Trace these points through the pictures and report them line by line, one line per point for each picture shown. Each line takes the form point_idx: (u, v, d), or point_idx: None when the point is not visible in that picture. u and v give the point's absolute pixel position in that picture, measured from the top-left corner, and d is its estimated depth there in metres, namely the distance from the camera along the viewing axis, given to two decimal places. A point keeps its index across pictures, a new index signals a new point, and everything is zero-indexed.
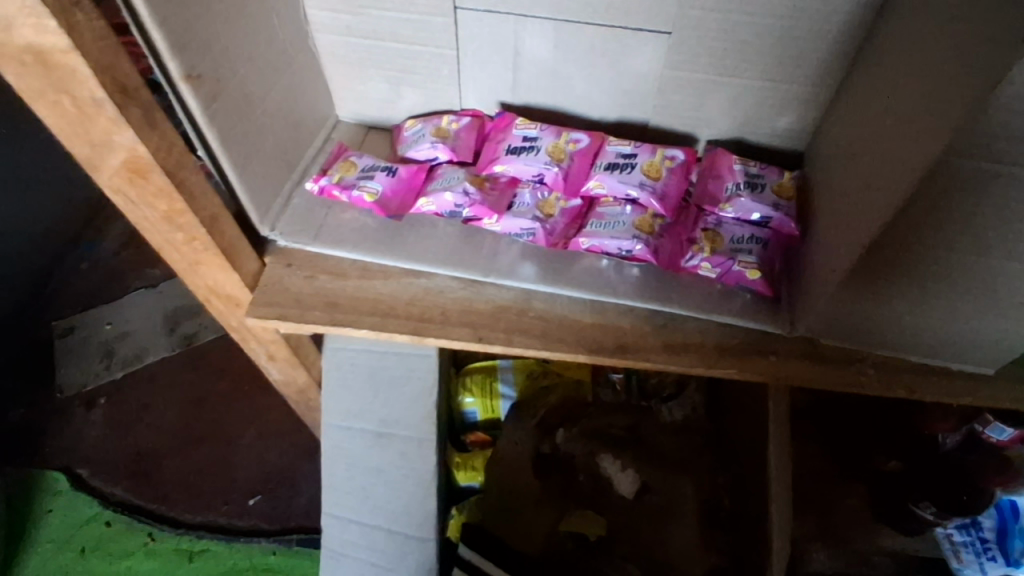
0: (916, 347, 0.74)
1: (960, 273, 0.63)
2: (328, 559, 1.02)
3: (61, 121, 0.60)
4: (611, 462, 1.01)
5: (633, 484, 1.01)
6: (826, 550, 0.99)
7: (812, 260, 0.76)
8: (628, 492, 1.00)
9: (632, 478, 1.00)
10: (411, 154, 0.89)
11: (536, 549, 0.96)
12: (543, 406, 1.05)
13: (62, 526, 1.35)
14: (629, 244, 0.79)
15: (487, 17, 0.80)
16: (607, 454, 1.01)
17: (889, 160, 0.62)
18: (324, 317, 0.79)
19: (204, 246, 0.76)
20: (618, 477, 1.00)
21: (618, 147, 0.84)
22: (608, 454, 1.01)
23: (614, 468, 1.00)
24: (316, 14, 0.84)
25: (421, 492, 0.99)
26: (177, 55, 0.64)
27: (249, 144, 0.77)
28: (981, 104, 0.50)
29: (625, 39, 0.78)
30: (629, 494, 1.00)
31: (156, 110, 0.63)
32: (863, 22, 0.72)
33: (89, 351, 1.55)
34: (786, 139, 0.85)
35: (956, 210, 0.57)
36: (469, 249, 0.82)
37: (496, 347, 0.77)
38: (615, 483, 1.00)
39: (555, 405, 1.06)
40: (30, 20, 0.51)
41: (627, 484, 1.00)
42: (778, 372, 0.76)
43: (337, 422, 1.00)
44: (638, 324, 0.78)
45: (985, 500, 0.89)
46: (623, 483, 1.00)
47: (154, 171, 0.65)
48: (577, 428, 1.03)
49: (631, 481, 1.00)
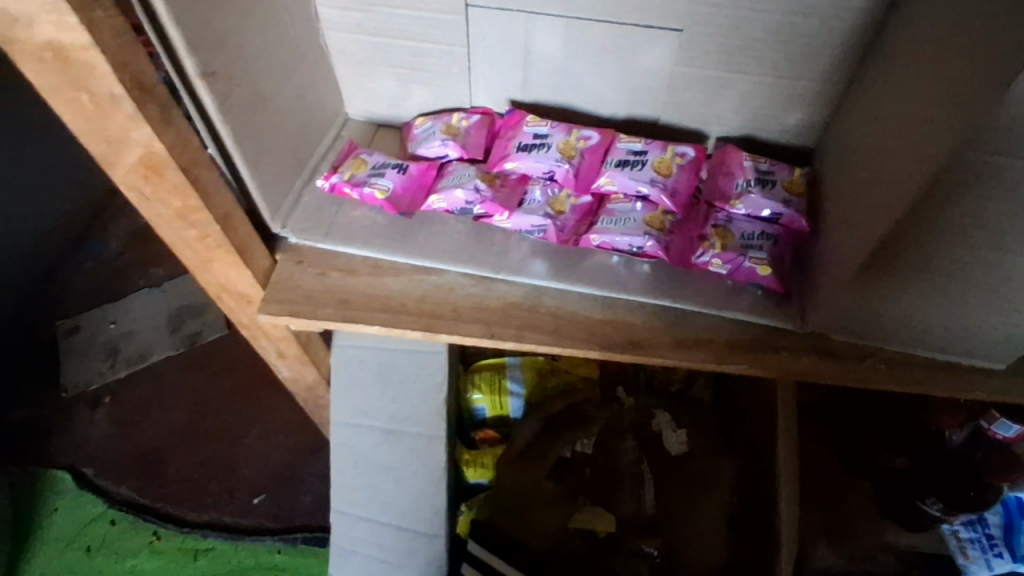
0: (930, 342, 0.74)
1: (971, 268, 0.63)
2: (337, 555, 1.04)
3: (78, 118, 0.60)
4: (666, 419, 1.04)
5: (682, 446, 1.03)
6: (831, 547, 1.00)
7: (822, 256, 0.76)
8: (676, 451, 1.03)
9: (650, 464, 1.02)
10: (421, 152, 0.89)
11: (545, 544, 0.97)
12: (561, 401, 1.05)
13: (67, 525, 1.35)
14: (640, 240, 0.79)
15: (498, 14, 0.81)
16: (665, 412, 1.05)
17: (901, 155, 0.62)
18: (336, 314, 0.79)
19: (217, 243, 0.76)
20: (636, 462, 1.02)
21: (628, 143, 0.84)
22: (665, 413, 1.05)
23: (667, 425, 1.04)
24: (327, 11, 0.84)
25: (430, 489, 0.99)
26: (193, 52, 0.64)
27: (261, 142, 0.77)
28: (993, 98, 0.50)
29: (635, 36, 0.79)
30: (676, 452, 1.03)
31: (172, 107, 0.63)
32: (874, 18, 0.72)
33: (94, 351, 1.55)
34: (795, 135, 0.86)
35: (969, 206, 0.58)
36: (479, 246, 0.83)
37: (507, 343, 0.78)
38: (665, 438, 1.03)
39: (571, 408, 1.05)
40: (51, 17, 0.51)
41: (677, 443, 1.03)
42: (788, 367, 0.76)
43: (347, 420, 1.00)
44: (649, 320, 0.79)
45: (992, 496, 0.90)
46: (673, 441, 1.03)
47: (169, 168, 0.66)
48: (596, 428, 1.02)
49: (681, 440, 1.03)
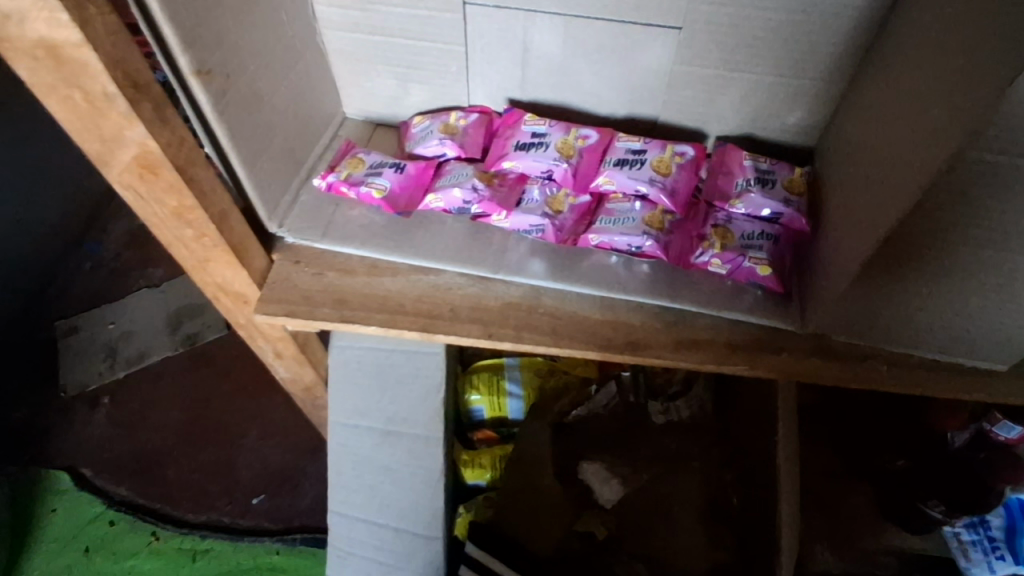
0: (930, 342, 0.73)
1: (975, 266, 0.62)
2: (335, 557, 1.03)
3: (71, 116, 0.60)
4: (591, 468, 1.01)
5: (616, 495, 1.00)
6: (832, 550, 0.99)
7: (822, 257, 0.76)
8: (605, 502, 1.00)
9: (616, 488, 1.00)
10: (419, 151, 0.88)
11: (547, 549, 0.95)
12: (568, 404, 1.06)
13: (65, 526, 1.34)
14: (639, 240, 0.79)
15: (496, 13, 0.80)
16: (595, 461, 1.02)
17: (901, 154, 0.61)
18: (333, 314, 0.79)
19: (213, 243, 0.76)
20: (602, 486, 1.00)
21: (628, 143, 0.84)
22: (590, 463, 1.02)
23: (596, 476, 1.01)
24: (324, 10, 0.84)
25: (429, 491, 0.99)
26: (188, 50, 0.63)
27: (258, 141, 0.77)
28: (997, 97, 0.49)
29: (635, 34, 0.78)
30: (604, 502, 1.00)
31: (167, 105, 0.63)
32: (876, 16, 0.71)
33: (92, 351, 1.54)
34: (797, 135, 0.85)
35: (970, 205, 0.57)
36: (477, 245, 0.82)
37: (505, 344, 0.77)
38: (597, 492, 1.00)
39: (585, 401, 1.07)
40: (43, 14, 0.51)
41: (609, 495, 1.00)
42: (789, 368, 0.75)
43: (344, 421, 0.99)
44: (649, 320, 0.78)
45: (994, 499, 0.89)
46: (605, 493, 1.00)
47: (164, 167, 0.65)
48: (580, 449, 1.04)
49: (614, 491, 1.00)
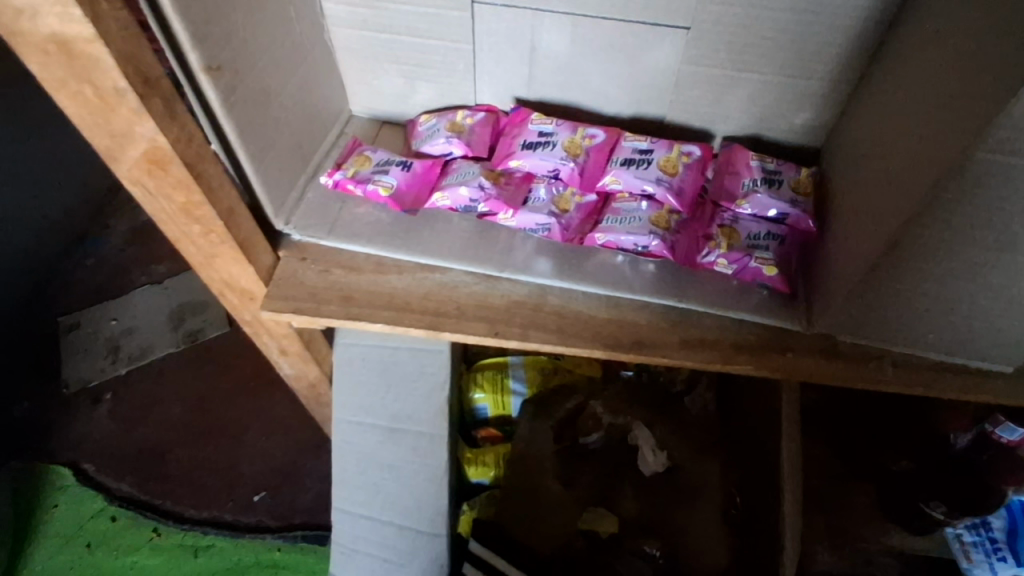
0: (936, 345, 0.73)
1: (981, 269, 0.62)
2: (338, 554, 1.03)
3: (82, 110, 0.60)
4: (646, 436, 1.02)
5: (660, 466, 1.02)
6: (831, 550, 0.99)
7: (828, 257, 0.76)
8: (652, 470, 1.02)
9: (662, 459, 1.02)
10: (425, 149, 0.89)
11: (550, 549, 0.95)
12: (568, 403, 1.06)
13: (67, 522, 1.35)
14: (645, 240, 0.79)
15: (505, 12, 0.80)
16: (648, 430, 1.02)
17: (909, 155, 0.62)
18: (340, 311, 0.79)
19: (221, 239, 0.76)
20: (649, 453, 1.01)
21: (635, 142, 0.84)
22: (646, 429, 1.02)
23: (647, 444, 1.01)
24: (332, 7, 0.84)
25: (433, 489, 0.99)
26: (198, 46, 0.63)
27: (265, 137, 0.77)
28: (1006, 99, 0.49)
29: (643, 34, 0.78)
30: (650, 469, 1.01)
31: (177, 101, 0.63)
32: (884, 17, 0.71)
33: (94, 347, 1.54)
34: (803, 136, 0.85)
35: (977, 207, 0.57)
36: (483, 244, 0.82)
37: (510, 342, 0.77)
38: (643, 458, 1.01)
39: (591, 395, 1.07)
40: (56, 9, 0.51)
41: (655, 464, 1.01)
42: (795, 368, 0.76)
43: (349, 418, 0.99)
44: (655, 320, 0.78)
45: (996, 500, 0.87)
46: (651, 462, 1.01)
47: (173, 163, 0.65)
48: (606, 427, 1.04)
49: (660, 461, 1.01)
